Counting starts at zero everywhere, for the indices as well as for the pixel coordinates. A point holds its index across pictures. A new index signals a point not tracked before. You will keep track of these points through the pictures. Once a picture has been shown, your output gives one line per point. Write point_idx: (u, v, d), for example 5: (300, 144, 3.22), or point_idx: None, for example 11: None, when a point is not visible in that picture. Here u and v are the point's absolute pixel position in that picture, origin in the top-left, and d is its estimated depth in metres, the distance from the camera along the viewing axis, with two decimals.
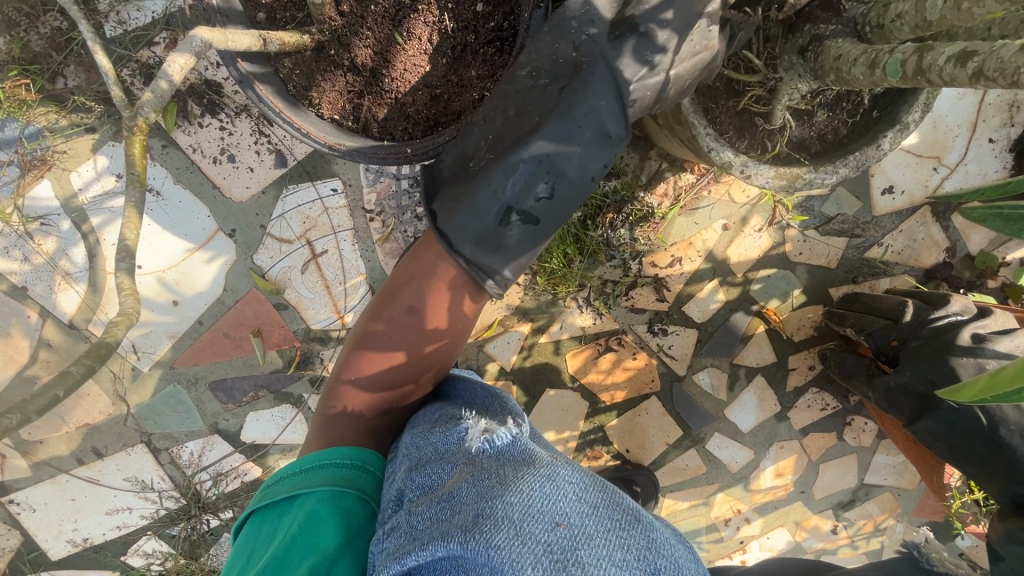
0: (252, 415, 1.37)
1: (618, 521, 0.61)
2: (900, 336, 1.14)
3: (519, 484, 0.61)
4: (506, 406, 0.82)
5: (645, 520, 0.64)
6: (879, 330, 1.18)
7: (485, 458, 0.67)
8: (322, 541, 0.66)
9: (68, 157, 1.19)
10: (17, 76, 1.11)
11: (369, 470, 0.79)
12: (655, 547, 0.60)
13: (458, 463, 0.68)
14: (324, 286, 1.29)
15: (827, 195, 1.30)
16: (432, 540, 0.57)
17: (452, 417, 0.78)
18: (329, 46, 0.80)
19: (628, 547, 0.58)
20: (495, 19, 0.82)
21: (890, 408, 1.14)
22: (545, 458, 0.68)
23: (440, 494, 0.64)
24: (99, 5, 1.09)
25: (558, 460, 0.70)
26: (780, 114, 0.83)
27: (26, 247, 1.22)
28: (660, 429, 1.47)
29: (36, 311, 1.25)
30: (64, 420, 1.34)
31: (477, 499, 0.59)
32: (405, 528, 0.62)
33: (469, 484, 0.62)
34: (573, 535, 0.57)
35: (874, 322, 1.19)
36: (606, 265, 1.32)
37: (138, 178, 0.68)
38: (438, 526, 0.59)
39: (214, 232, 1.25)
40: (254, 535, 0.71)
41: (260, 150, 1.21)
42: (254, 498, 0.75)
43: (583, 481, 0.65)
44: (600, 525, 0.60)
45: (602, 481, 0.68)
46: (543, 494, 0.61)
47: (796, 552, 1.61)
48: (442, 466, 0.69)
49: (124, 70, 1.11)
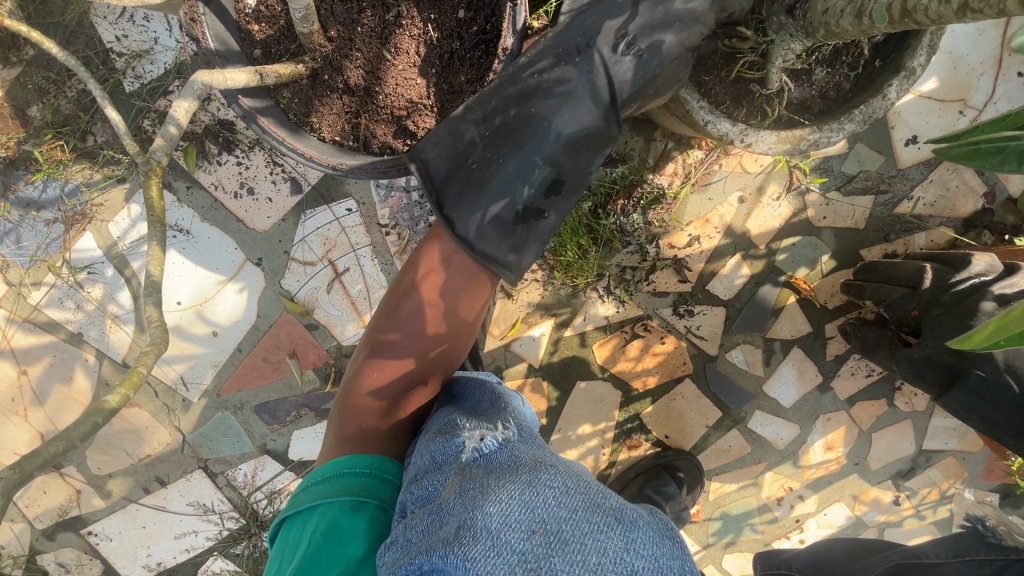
0: (297, 433, 1.43)
1: (596, 523, 0.65)
2: (919, 305, 1.14)
3: (499, 493, 0.65)
4: (505, 410, 0.86)
5: (626, 520, 0.67)
6: (897, 301, 1.18)
7: (474, 467, 0.72)
8: (347, 551, 0.69)
9: (105, 209, 1.27)
10: (52, 139, 1.21)
11: (385, 480, 0.81)
12: (633, 547, 0.63)
13: (451, 472, 0.73)
14: (350, 303, 1.34)
15: (846, 154, 1.25)
16: (420, 553, 0.62)
17: (449, 424, 0.83)
18: (323, 72, 0.83)
19: (605, 549, 0.62)
20: (477, 23, 0.84)
21: (917, 380, 1.15)
22: (529, 465, 0.72)
23: (432, 506, 0.68)
24: (116, 63, 1.16)
25: (543, 464, 0.74)
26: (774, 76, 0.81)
27: (78, 296, 1.31)
28: (698, 412, 1.45)
29: (93, 353, 1.35)
30: (128, 454, 1.43)
31: (461, 509, 0.64)
32: (400, 542, 0.66)
33: (455, 495, 0.67)
34: (548, 542, 0.61)
35: (892, 293, 1.19)
36: (623, 252, 1.31)
37: (157, 220, 0.75)
38: (426, 539, 0.63)
39: (243, 263, 1.31)
40: (284, 541, 0.75)
41: (276, 180, 1.26)
42: (283, 506, 0.79)
43: (565, 486, 0.69)
44: (577, 529, 0.63)
45: (586, 485, 0.72)
46: (521, 502, 0.65)
47: (857, 527, 1.54)
48: (437, 476, 0.74)
49: (145, 121, 1.19)
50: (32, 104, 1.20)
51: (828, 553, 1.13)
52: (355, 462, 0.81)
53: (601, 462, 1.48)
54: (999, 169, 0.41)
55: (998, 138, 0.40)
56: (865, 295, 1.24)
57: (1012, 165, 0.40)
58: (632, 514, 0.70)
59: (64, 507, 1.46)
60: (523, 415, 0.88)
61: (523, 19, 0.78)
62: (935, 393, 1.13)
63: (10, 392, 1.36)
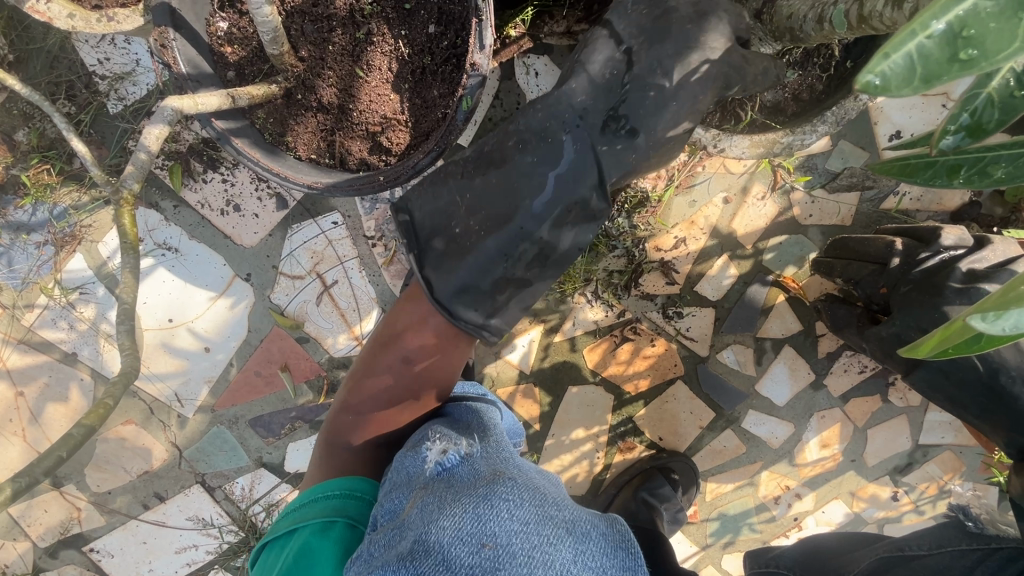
0: (293, 445, 1.44)
1: (546, 536, 0.68)
2: (888, 282, 1.14)
3: (455, 508, 0.69)
4: (475, 424, 0.88)
5: (576, 532, 0.71)
6: (867, 278, 1.19)
7: (436, 482, 0.75)
8: (318, 572, 0.71)
9: (94, 230, 1.29)
10: (39, 163, 1.22)
11: (358, 497, 0.82)
12: (580, 560, 0.67)
13: (416, 487, 0.76)
14: (339, 315, 1.34)
15: (830, 151, 1.25)
16: (378, 567, 0.64)
17: (419, 438, 0.85)
18: (296, 92, 0.84)
19: (552, 561, 0.66)
20: (448, 38, 0.84)
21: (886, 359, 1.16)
22: (488, 477, 0.75)
23: (395, 520, 0.71)
24: (99, 86, 1.17)
25: (503, 476, 0.77)
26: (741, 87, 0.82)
27: (70, 316, 1.33)
28: (692, 413, 1.45)
29: (87, 373, 1.36)
30: (126, 470, 1.44)
31: (419, 524, 0.67)
32: (362, 556, 0.68)
33: (415, 510, 0.70)
34: (497, 555, 0.64)
35: (862, 268, 1.18)
36: (610, 256, 1.31)
37: (133, 245, 0.75)
38: (385, 553, 0.66)
39: (232, 279, 1.32)
40: (263, 565, 0.77)
41: (262, 196, 1.27)
42: (263, 534, 0.81)
43: (520, 498, 0.72)
44: (527, 541, 0.67)
45: (542, 498, 0.76)
46: (475, 515, 0.68)
47: (856, 524, 1.53)
48: (403, 490, 0.76)
49: (129, 142, 1.20)
50: (19, 129, 1.21)
51: (816, 547, 1.12)
52: (329, 486, 0.82)
53: (596, 465, 1.48)
54: (928, 184, 0.43)
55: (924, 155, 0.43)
56: (835, 273, 1.23)
57: (943, 179, 0.42)
58: (584, 527, 0.74)
59: (65, 525, 1.47)
60: (494, 426, 0.91)
61: (490, 34, 0.78)
62: (903, 370, 1.12)
63: (8, 413, 1.37)
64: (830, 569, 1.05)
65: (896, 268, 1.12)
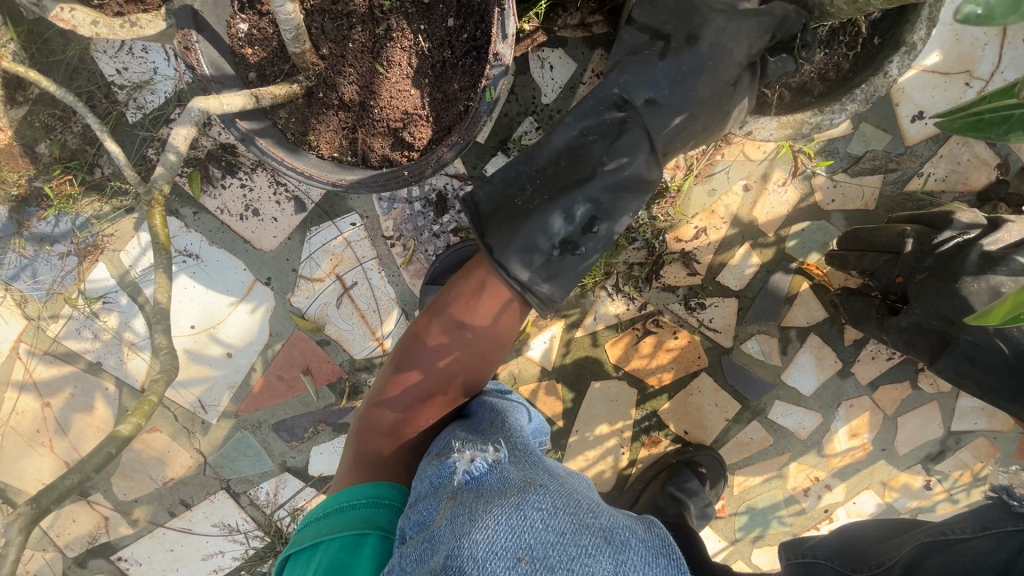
0: (316, 449, 1.44)
1: (583, 546, 0.67)
2: (903, 272, 1.11)
3: (486, 519, 0.67)
4: (499, 427, 0.87)
5: (614, 541, 0.70)
6: (882, 269, 1.16)
7: (465, 491, 0.74)
8: None
9: (116, 239, 1.30)
10: (61, 174, 1.23)
11: (386, 507, 0.81)
12: (621, 569, 0.66)
13: (444, 497, 0.74)
14: (360, 316, 1.34)
15: (851, 134, 1.23)
16: None
17: (445, 447, 0.84)
18: (318, 90, 0.84)
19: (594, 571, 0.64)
20: (467, 31, 0.84)
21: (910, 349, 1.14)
22: (518, 487, 0.74)
23: (426, 533, 0.69)
24: (118, 96, 1.19)
25: (532, 485, 0.75)
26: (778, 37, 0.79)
27: (94, 325, 1.34)
28: (717, 406, 1.43)
29: (112, 382, 1.37)
30: (152, 478, 1.45)
31: (452, 536, 0.65)
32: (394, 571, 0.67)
33: (446, 522, 0.68)
34: (534, 568, 0.62)
35: (875, 260, 1.16)
36: (630, 249, 1.30)
37: (162, 247, 0.75)
38: (418, 569, 0.64)
39: (252, 283, 1.33)
40: None
41: (280, 200, 1.28)
42: (286, 548, 0.78)
43: (553, 507, 0.71)
44: (564, 553, 0.65)
45: (576, 506, 0.74)
46: (508, 528, 0.66)
47: (889, 515, 1.50)
48: (431, 500, 0.75)
49: (149, 150, 1.21)
50: (40, 141, 1.22)
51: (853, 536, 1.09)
52: (350, 497, 0.80)
53: (621, 461, 1.46)
54: (1003, 138, 0.46)
55: (1001, 107, 0.46)
56: (849, 266, 1.20)
57: (1015, 133, 0.45)
58: (624, 533, 0.72)
59: (93, 534, 1.48)
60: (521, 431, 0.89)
61: (511, 23, 0.77)
62: (927, 360, 1.10)
63: (34, 423, 1.38)
64: (868, 557, 1.02)
65: (908, 257, 1.09)
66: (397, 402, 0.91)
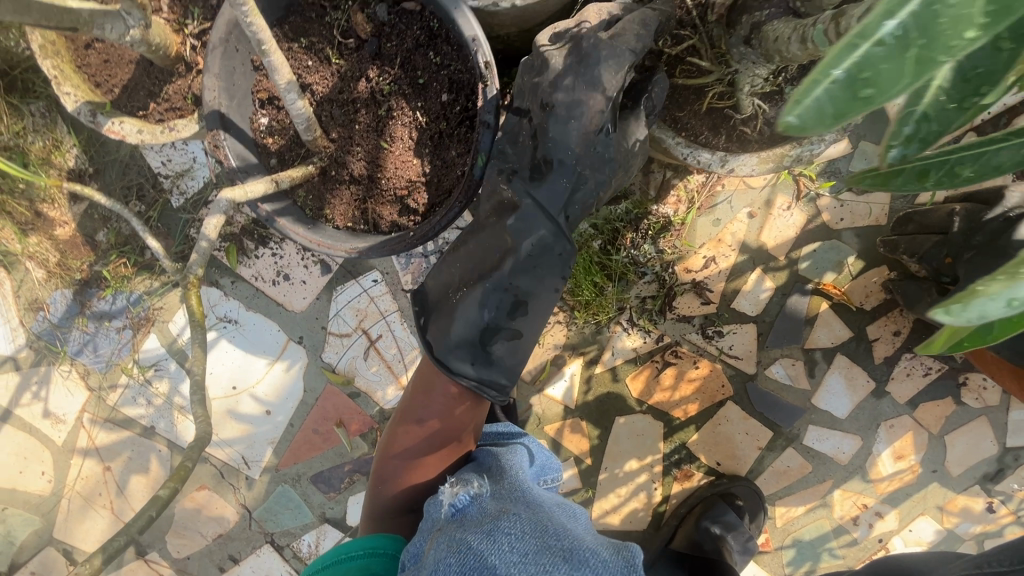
0: (353, 499, 1.48)
1: (545, 565, 0.71)
2: (952, 251, 1.11)
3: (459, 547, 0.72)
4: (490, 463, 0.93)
5: (576, 558, 0.73)
6: (932, 251, 1.15)
7: (449, 521, 0.79)
8: None
9: (164, 311, 1.42)
10: (117, 258, 1.38)
11: (381, 554, 0.84)
12: None
13: (432, 530, 0.80)
14: (386, 367, 1.41)
15: (851, 153, 1.24)
16: None
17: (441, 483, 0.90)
18: (331, 169, 0.93)
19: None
20: (460, 103, 0.91)
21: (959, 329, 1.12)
22: (493, 514, 0.79)
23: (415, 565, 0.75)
24: (164, 185, 1.33)
25: (508, 510, 0.80)
26: (745, 74, 0.82)
27: (148, 392, 1.45)
28: (748, 434, 1.40)
29: (165, 444, 1.47)
30: (202, 535, 1.52)
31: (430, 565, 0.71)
32: None
33: (429, 553, 0.74)
34: None
35: (925, 241, 1.15)
36: (641, 283, 1.33)
37: (200, 323, 0.84)
38: None
39: (286, 343, 1.42)
40: None
41: (307, 263, 1.38)
42: None
43: (521, 531, 0.75)
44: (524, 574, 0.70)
45: (548, 533, 0.77)
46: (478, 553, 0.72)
47: (951, 542, 1.41)
48: (422, 535, 0.80)
49: (191, 230, 1.35)
50: (99, 230, 1.38)
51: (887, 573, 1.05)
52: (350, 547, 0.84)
53: (654, 497, 1.44)
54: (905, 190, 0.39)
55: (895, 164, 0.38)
56: (899, 250, 1.20)
57: (913, 183, 0.39)
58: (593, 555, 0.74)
59: None
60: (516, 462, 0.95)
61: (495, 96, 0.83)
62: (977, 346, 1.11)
63: (97, 487, 1.49)
64: None
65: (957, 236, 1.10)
66: (393, 462, 0.97)
